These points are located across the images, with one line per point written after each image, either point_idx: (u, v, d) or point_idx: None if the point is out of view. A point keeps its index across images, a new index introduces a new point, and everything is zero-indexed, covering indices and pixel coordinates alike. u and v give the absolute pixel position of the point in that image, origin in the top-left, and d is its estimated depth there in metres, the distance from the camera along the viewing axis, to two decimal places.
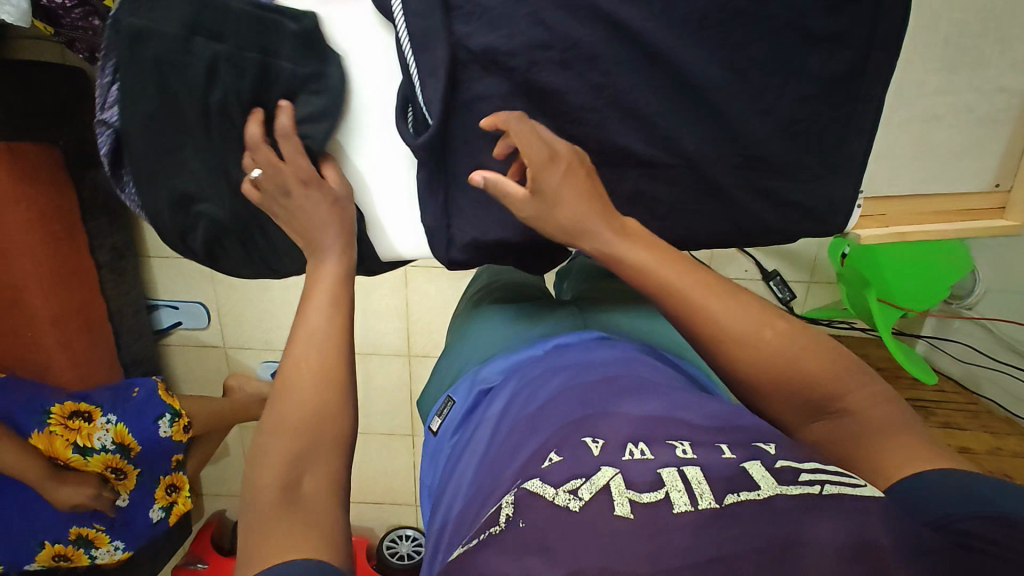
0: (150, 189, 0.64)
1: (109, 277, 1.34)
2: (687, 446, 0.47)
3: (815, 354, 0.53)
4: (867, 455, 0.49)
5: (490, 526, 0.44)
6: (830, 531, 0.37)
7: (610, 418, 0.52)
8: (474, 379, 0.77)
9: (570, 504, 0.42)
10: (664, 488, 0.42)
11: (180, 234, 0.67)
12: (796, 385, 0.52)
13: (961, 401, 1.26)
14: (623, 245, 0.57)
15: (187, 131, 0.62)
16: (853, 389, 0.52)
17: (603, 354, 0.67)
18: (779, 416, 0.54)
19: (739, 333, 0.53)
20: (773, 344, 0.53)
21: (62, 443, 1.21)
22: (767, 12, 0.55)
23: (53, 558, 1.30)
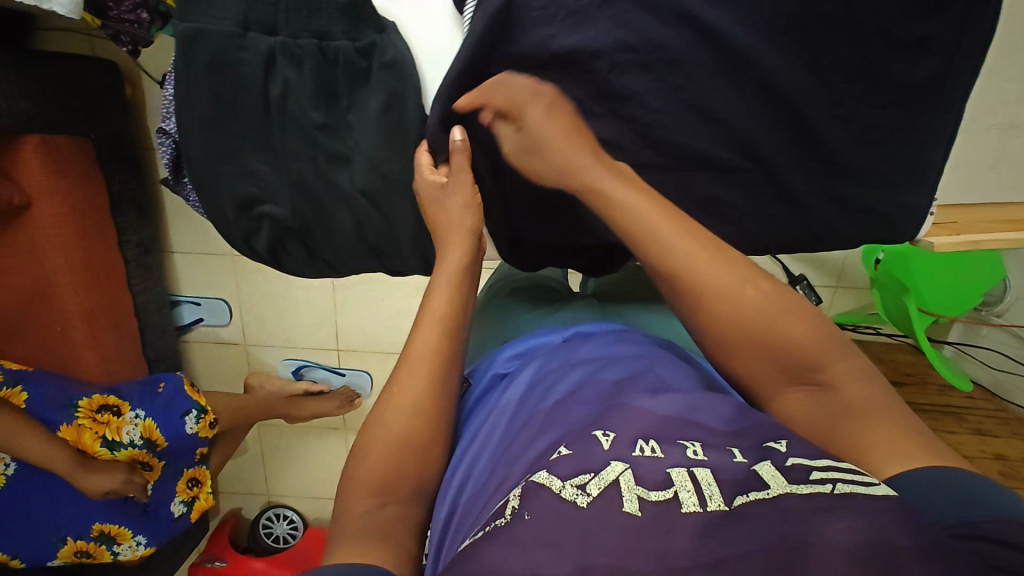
0: (213, 196, 0.60)
1: (136, 272, 1.34)
2: (698, 448, 0.43)
3: (805, 323, 0.50)
4: (839, 436, 0.46)
5: (496, 518, 0.40)
6: (846, 531, 0.33)
7: (623, 412, 0.48)
8: (480, 368, 0.73)
9: (577, 500, 0.38)
10: (674, 487, 0.38)
11: (245, 237, 0.62)
12: (773, 351, 0.49)
13: (990, 408, 1.24)
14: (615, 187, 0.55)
15: (247, 129, 0.57)
16: (835, 361, 0.49)
17: (624, 350, 0.64)
18: (757, 382, 0.51)
19: (720, 289, 0.51)
20: (763, 306, 0.50)
21: (91, 437, 1.20)
22: (856, 16, 0.54)
23: (75, 555, 1.29)
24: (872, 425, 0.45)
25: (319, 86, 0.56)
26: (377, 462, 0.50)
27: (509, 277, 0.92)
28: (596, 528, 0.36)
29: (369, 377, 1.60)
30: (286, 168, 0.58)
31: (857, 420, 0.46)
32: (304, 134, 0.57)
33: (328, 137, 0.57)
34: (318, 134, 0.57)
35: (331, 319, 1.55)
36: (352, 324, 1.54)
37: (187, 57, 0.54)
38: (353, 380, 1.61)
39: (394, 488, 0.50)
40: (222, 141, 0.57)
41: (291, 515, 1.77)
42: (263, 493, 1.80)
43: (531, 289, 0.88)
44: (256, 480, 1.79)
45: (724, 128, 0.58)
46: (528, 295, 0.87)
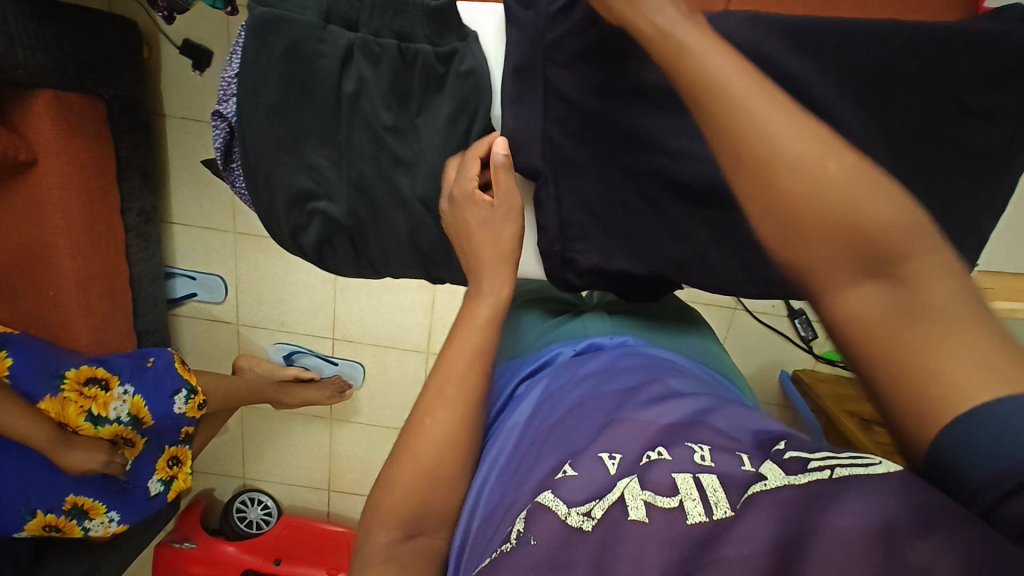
0: (267, 189, 0.58)
1: (135, 241, 1.29)
2: (705, 451, 0.43)
3: (878, 198, 0.38)
4: (908, 354, 0.35)
5: (501, 543, 0.41)
6: (848, 515, 0.33)
7: (626, 425, 0.48)
8: (496, 389, 0.72)
9: (584, 525, 0.39)
10: (679, 496, 0.39)
11: (292, 232, 0.60)
12: (850, 231, 0.38)
13: None
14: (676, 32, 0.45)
15: (313, 121, 0.55)
16: (926, 257, 0.37)
17: (630, 362, 0.64)
18: (817, 277, 0.39)
19: (797, 159, 0.40)
20: (839, 185, 0.39)
21: (74, 409, 1.15)
22: (930, 81, 0.56)
23: (44, 528, 1.20)
24: (958, 343, 0.34)
25: (393, 87, 0.54)
26: (401, 497, 0.49)
27: (529, 290, 0.91)
28: (606, 548, 0.37)
29: (362, 368, 1.57)
30: (348, 166, 0.56)
31: (946, 335, 0.34)
32: (371, 133, 0.55)
33: (396, 140, 0.56)
34: (387, 136, 0.55)
35: (329, 306, 1.52)
36: (350, 313, 1.51)
37: (262, 42, 0.52)
38: (345, 370, 1.58)
39: (424, 522, 0.48)
40: (286, 132, 0.55)
41: (266, 501, 1.74)
42: (239, 476, 1.75)
43: (541, 301, 0.87)
44: (232, 461, 1.74)
45: None
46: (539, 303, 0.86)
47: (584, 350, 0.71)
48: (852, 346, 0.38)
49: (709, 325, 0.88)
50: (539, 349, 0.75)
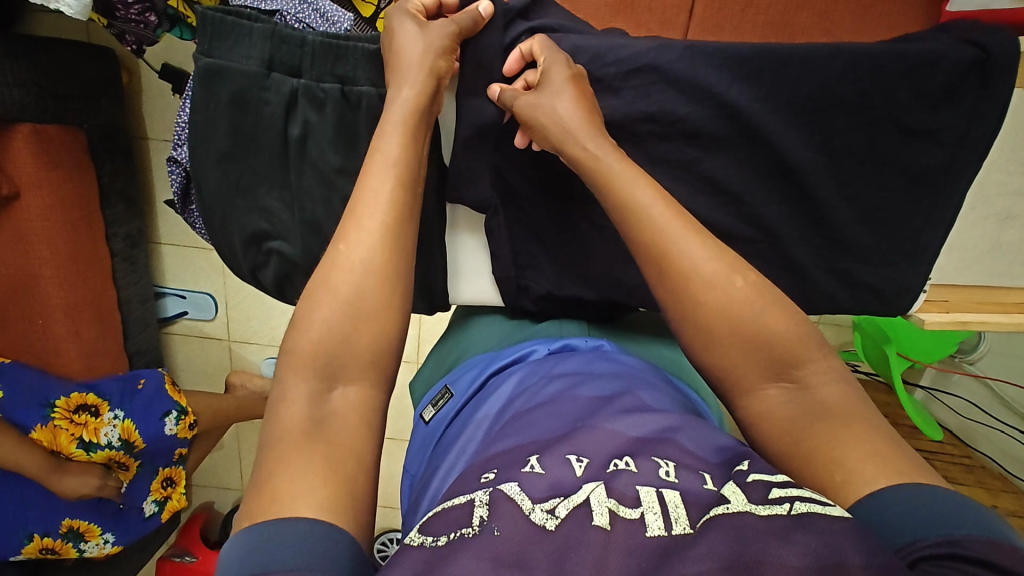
0: (222, 230, 0.59)
1: (122, 265, 1.31)
2: (671, 466, 0.44)
3: (784, 317, 0.47)
4: (809, 442, 0.43)
5: (461, 526, 0.40)
6: (798, 551, 0.34)
7: (595, 431, 0.49)
8: (465, 377, 0.73)
9: (547, 523, 0.39)
10: (641, 508, 0.40)
11: (251, 269, 0.61)
12: (759, 342, 0.46)
13: (957, 454, 1.30)
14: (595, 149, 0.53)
15: (264, 164, 0.57)
16: (817, 362, 0.46)
17: (604, 367, 0.64)
18: (734, 375, 0.47)
19: (709, 274, 0.48)
20: (745, 308, 0.47)
21: (67, 438, 1.17)
22: (869, 104, 0.57)
23: (41, 551, 1.23)
24: (853, 436, 0.42)
25: (339, 130, 0.55)
26: (317, 344, 0.45)
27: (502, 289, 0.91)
28: (563, 552, 0.37)
29: None
30: (299, 208, 0.58)
31: (841, 429, 0.43)
32: (320, 176, 0.57)
33: (346, 181, 0.57)
34: (336, 177, 0.56)
35: None
36: None
37: (208, 91, 0.54)
38: None
39: (343, 369, 0.45)
40: (237, 178, 0.57)
41: None
42: (238, 489, 1.79)
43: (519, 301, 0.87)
44: (232, 474, 1.77)
45: (732, 196, 0.60)
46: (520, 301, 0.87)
47: (560, 350, 0.72)
48: (759, 431, 0.47)
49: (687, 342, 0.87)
50: (514, 345, 0.75)
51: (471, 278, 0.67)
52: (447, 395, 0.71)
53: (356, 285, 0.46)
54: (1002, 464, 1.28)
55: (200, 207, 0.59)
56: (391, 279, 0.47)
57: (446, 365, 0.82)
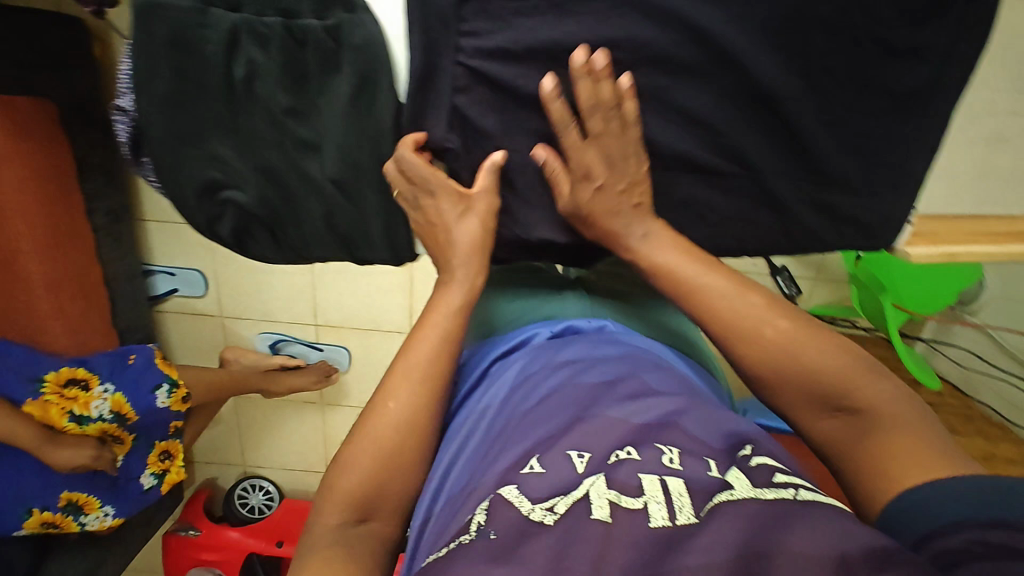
0: (173, 181, 0.57)
1: (105, 240, 1.30)
2: (674, 455, 0.50)
3: (818, 348, 0.57)
4: (865, 451, 0.53)
5: (462, 533, 0.46)
6: (805, 538, 0.40)
7: (595, 423, 0.55)
8: (466, 367, 0.77)
9: (545, 518, 0.45)
10: (643, 497, 0.46)
11: (209, 222, 0.60)
12: (805, 381, 0.56)
13: (956, 405, 1.28)
14: (653, 247, 0.61)
15: (209, 109, 0.54)
16: (861, 386, 0.55)
17: (609, 347, 0.68)
18: (788, 405, 0.57)
19: (746, 328, 0.58)
20: (793, 343, 0.57)
21: (57, 411, 1.17)
22: (850, 21, 0.53)
23: (41, 525, 1.24)
24: (906, 447, 0.51)
25: (286, 66, 0.53)
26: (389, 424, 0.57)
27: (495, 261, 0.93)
28: (561, 542, 0.42)
29: (347, 352, 1.64)
30: (254, 154, 0.55)
31: (888, 436, 0.52)
32: (270, 118, 0.54)
33: (297, 123, 0.55)
34: (287, 119, 0.54)
35: (308, 293, 1.57)
36: (330, 299, 1.57)
37: (145, 30, 0.51)
38: (330, 355, 1.65)
39: (399, 460, 0.55)
40: (185, 125, 0.54)
41: (267, 485, 1.80)
42: (239, 464, 1.83)
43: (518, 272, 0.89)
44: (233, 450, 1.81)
45: (703, 124, 0.58)
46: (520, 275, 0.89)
47: (562, 333, 0.74)
48: (832, 452, 0.56)
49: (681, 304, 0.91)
50: (516, 329, 0.79)
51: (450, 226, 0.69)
52: (450, 383, 0.74)
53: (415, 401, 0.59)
54: (1003, 413, 1.26)
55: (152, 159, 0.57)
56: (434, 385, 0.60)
57: (452, 351, 0.84)
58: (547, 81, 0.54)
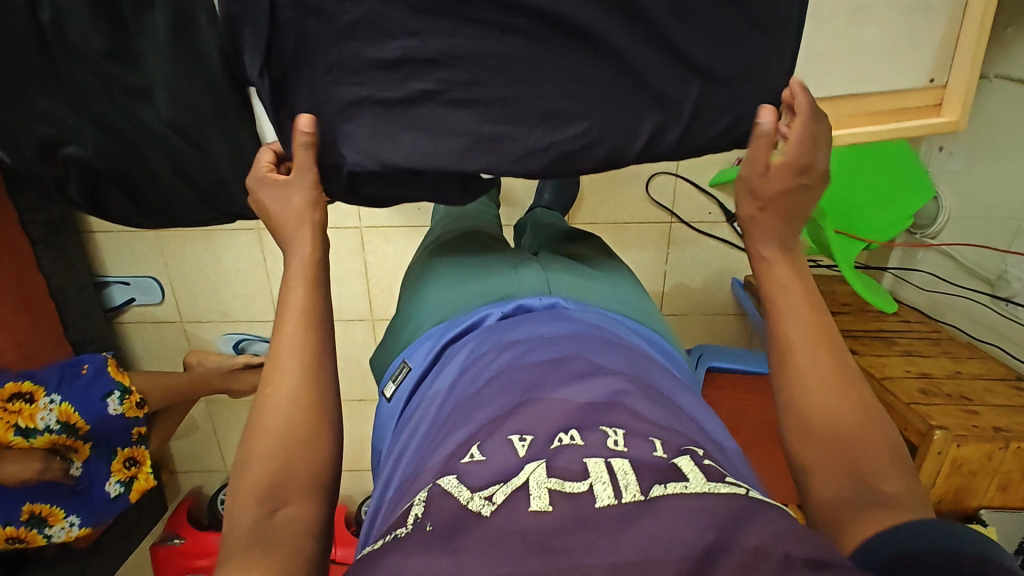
0: (12, 143, 0.60)
1: (46, 252, 1.31)
2: (619, 436, 0.48)
3: (872, 437, 0.52)
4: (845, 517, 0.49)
5: (399, 527, 0.45)
6: (757, 532, 0.39)
7: (543, 405, 0.53)
8: (418, 354, 0.76)
9: (483, 509, 0.43)
10: (589, 479, 0.44)
11: (57, 182, 0.63)
12: (843, 443, 0.52)
13: (924, 330, 1.24)
14: (776, 282, 0.61)
15: (29, 63, 0.56)
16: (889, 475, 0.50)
17: (557, 328, 0.67)
18: (807, 451, 0.54)
19: (819, 373, 0.55)
20: (841, 415, 0.53)
21: (2, 426, 1.17)
22: None
23: (6, 541, 1.24)
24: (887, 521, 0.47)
25: (96, 9, 0.54)
26: (268, 437, 0.52)
27: (448, 242, 0.94)
28: (498, 530, 0.40)
29: None
30: (83, 106, 0.58)
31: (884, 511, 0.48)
32: (90, 65, 0.56)
33: (119, 67, 0.56)
34: (106, 63, 0.56)
35: (265, 289, 1.55)
36: None
37: None
38: None
39: (284, 492, 0.50)
40: (8, 81, 0.56)
41: None
42: (222, 470, 1.82)
43: (471, 253, 0.89)
44: (213, 456, 1.81)
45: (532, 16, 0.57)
46: (478, 256, 0.88)
47: (512, 313, 0.74)
48: (815, 513, 0.52)
49: (634, 274, 0.91)
50: (466, 309, 0.77)
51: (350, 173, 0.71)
52: (405, 368, 0.74)
53: (287, 402, 0.53)
54: (970, 333, 1.19)
55: None
56: (312, 401, 0.54)
57: (404, 337, 0.84)
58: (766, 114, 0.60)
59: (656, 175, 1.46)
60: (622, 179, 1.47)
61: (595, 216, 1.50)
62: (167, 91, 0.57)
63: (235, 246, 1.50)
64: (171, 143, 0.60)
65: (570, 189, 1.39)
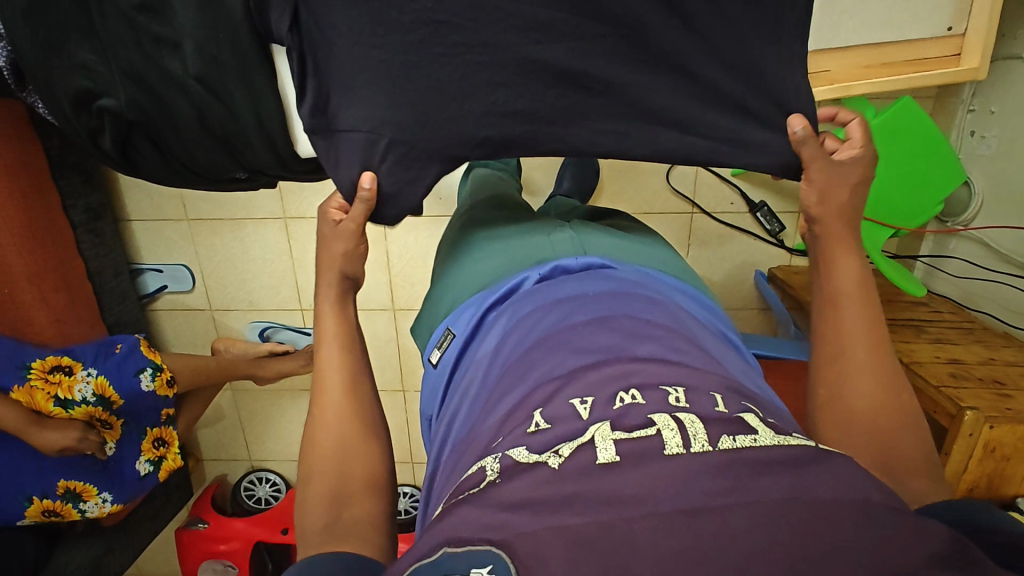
0: (51, 98, 0.64)
1: (85, 237, 1.37)
2: (680, 393, 0.46)
3: (905, 435, 0.57)
4: None
5: (478, 482, 0.42)
6: (827, 482, 0.36)
7: (603, 368, 0.50)
8: (458, 318, 0.75)
9: (550, 461, 0.40)
10: (657, 426, 0.41)
11: (92, 133, 0.67)
12: (878, 438, 0.57)
13: (957, 319, 1.19)
14: (839, 267, 0.64)
15: (68, 18, 0.60)
16: (915, 471, 0.56)
17: (598, 286, 0.66)
18: (846, 442, 0.58)
19: (861, 370, 0.60)
20: (886, 438, 0.57)
21: (43, 396, 1.21)
22: None
23: (43, 514, 1.29)
24: None
25: None
26: (320, 439, 0.60)
27: (484, 211, 0.94)
28: (572, 483, 0.38)
29: None
30: (117, 59, 0.61)
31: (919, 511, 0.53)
32: (124, 17, 0.59)
33: (151, 20, 0.59)
34: (137, 15, 0.59)
35: (291, 277, 1.59)
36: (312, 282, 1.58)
37: None
38: None
39: (343, 489, 0.57)
40: (47, 32, 0.60)
41: (274, 478, 1.83)
42: (246, 459, 1.86)
43: (504, 222, 0.89)
44: (239, 445, 1.85)
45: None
46: (508, 224, 0.88)
47: (550, 274, 0.73)
48: None
49: (662, 240, 0.92)
50: (503, 276, 0.76)
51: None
52: (448, 336, 0.73)
53: (331, 410, 0.62)
54: (1005, 320, 1.15)
55: (36, 89, 0.64)
56: (350, 404, 0.62)
57: (441, 309, 0.82)
58: (795, 123, 0.66)
59: (677, 165, 1.45)
60: (642, 169, 1.47)
61: (615, 206, 1.50)
62: (188, 31, 0.59)
63: (262, 235, 1.54)
64: (190, 91, 0.62)
65: (589, 177, 1.40)
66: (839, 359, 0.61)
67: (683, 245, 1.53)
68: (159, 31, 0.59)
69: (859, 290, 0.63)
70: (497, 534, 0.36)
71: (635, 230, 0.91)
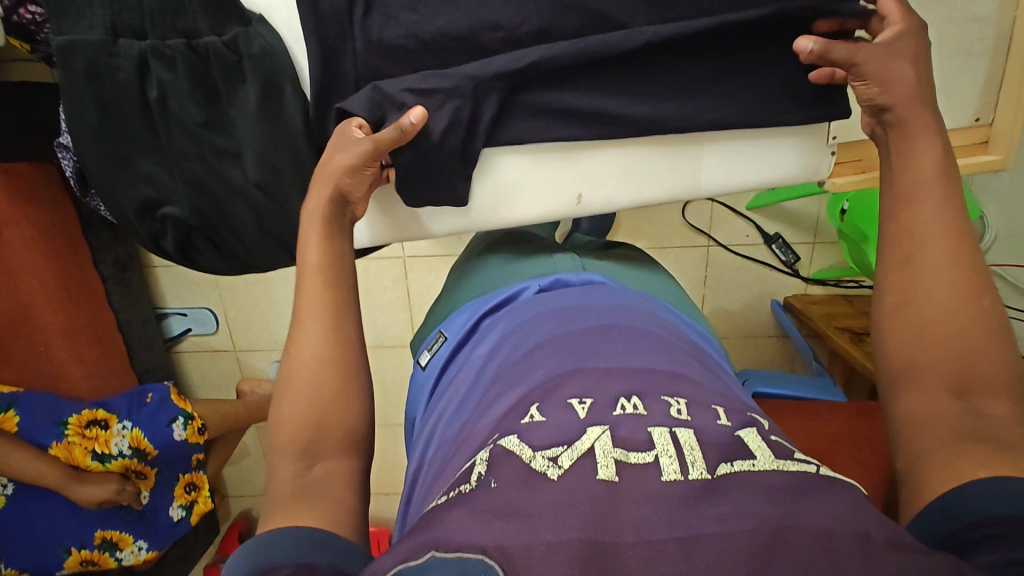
0: (115, 205, 0.68)
1: (115, 289, 1.40)
2: (681, 406, 0.48)
3: (990, 349, 0.49)
4: (933, 450, 0.47)
5: (461, 484, 0.43)
6: (824, 512, 0.37)
7: (601, 374, 0.53)
8: (457, 322, 0.77)
9: (549, 471, 0.41)
10: (655, 451, 0.42)
11: (153, 238, 0.71)
12: (955, 356, 0.50)
13: None
14: (918, 154, 0.57)
15: (134, 133, 0.66)
16: (1002, 395, 0.48)
17: (600, 298, 0.69)
18: (911, 360, 0.52)
19: (939, 274, 0.53)
20: (962, 349, 0.50)
21: (81, 452, 1.25)
22: None
23: (81, 563, 1.34)
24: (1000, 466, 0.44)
25: (193, 85, 0.63)
26: (298, 369, 0.53)
27: (495, 235, 0.97)
28: (569, 496, 0.39)
29: None
30: (181, 169, 0.67)
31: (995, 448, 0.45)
32: (188, 132, 0.65)
33: (212, 134, 0.65)
34: (201, 130, 0.65)
35: None
36: None
37: (67, 68, 0.61)
38: None
39: (319, 446, 0.51)
40: (114, 148, 0.66)
41: None
42: None
43: (512, 244, 0.91)
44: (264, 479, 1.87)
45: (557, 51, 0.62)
46: (505, 249, 0.90)
47: (550, 286, 0.76)
48: (909, 431, 0.49)
49: (665, 269, 0.96)
50: (505, 287, 0.80)
51: (414, 214, 0.74)
52: (441, 338, 0.76)
53: (318, 345, 0.54)
54: None
55: (98, 193, 0.69)
56: (335, 353, 0.54)
57: (444, 314, 0.86)
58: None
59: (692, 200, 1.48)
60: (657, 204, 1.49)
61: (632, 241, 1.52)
62: (245, 141, 0.65)
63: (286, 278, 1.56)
64: (252, 199, 0.68)
65: (608, 216, 1.43)
66: (917, 261, 0.54)
67: (701, 277, 1.56)
68: (225, 144, 0.66)
69: (934, 180, 0.56)
70: (490, 542, 0.37)
71: (637, 255, 0.95)
